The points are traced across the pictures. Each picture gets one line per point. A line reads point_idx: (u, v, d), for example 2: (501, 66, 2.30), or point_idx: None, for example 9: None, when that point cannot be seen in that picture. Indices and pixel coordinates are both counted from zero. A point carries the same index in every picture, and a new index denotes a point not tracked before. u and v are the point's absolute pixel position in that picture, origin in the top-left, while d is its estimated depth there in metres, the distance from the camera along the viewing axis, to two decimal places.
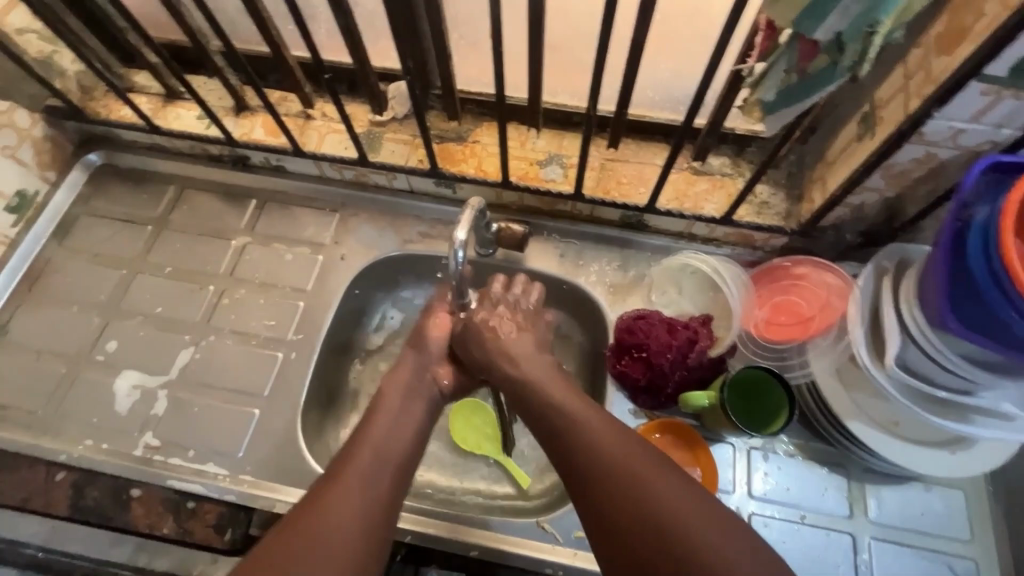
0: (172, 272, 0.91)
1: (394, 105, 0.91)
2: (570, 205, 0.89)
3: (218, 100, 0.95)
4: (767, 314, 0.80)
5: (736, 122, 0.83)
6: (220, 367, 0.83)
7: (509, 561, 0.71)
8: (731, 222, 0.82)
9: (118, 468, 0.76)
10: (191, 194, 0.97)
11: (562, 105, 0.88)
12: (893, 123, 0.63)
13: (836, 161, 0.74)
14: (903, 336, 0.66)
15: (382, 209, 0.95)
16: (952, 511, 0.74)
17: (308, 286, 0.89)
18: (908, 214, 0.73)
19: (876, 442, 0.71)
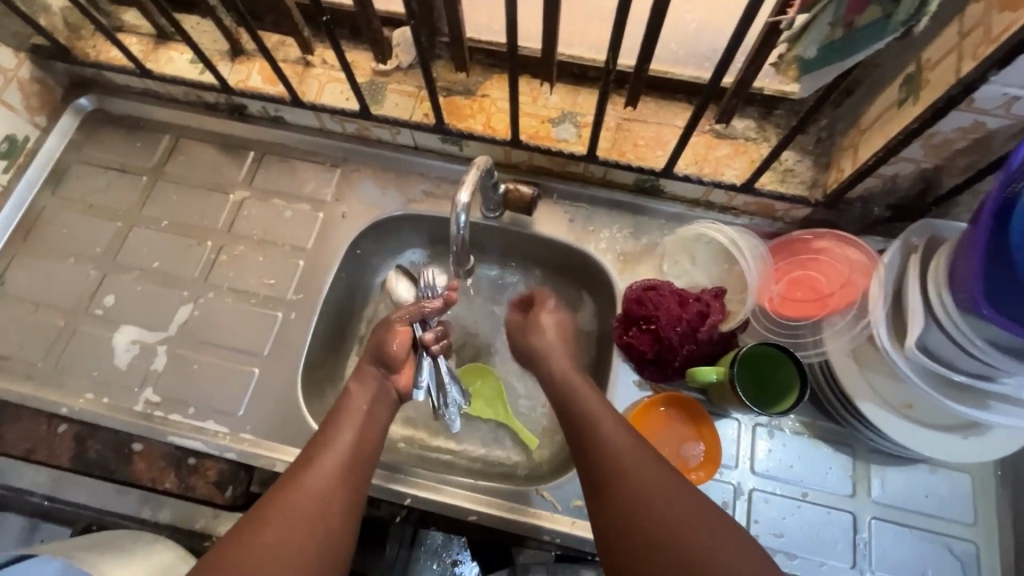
0: (169, 226, 0.88)
1: (398, 53, 0.86)
2: (583, 166, 0.84)
3: (212, 43, 0.90)
4: (784, 290, 0.77)
5: (763, 81, 0.77)
6: (219, 324, 0.82)
7: (507, 527, 0.71)
8: (753, 190, 0.78)
9: (117, 422, 0.75)
10: (187, 144, 0.93)
11: (578, 58, 0.82)
12: (941, 87, 0.57)
13: (871, 127, 0.69)
14: (928, 318, 0.63)
15: (385, 165, 0.91)
16: (956, 494, 0.73)
17: (308, 244, 0.86)
18: (944, 188, 0.69)
19: (886, 424, 0.69)
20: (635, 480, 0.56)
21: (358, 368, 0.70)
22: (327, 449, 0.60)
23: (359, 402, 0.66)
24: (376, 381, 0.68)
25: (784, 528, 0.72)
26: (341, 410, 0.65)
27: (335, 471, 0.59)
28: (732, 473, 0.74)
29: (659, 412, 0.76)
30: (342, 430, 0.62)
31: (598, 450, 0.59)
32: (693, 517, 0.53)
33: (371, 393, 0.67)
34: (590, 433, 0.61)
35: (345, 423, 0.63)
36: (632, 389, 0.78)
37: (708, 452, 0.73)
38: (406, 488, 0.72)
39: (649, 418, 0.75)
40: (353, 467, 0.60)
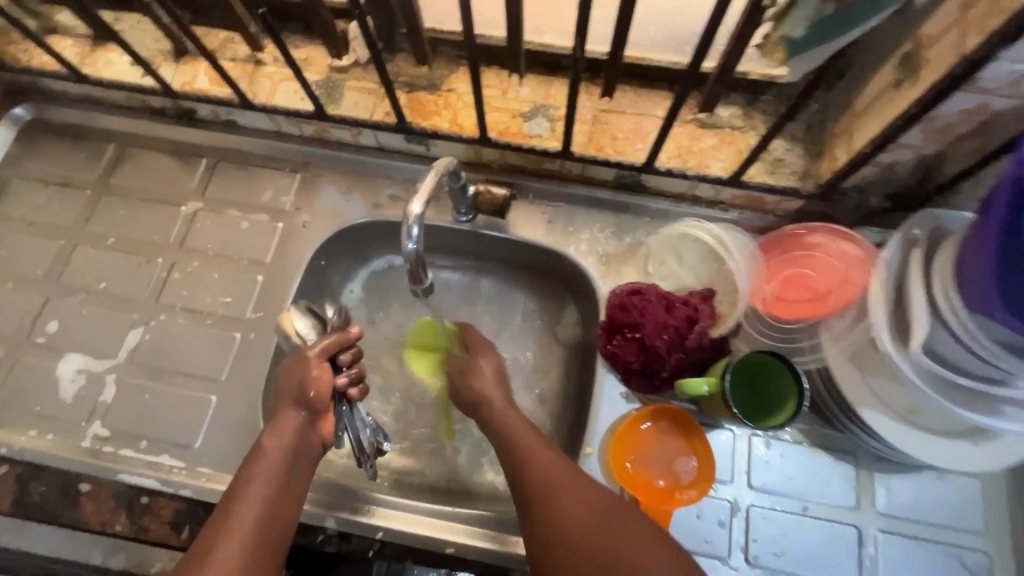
0: (116, 244, 0.82)
1: (355, 48, 0.79)
2: (559, 163, 0.78)
3: (153, 43, 0.83)
4: (777, 289, 0.71)
5: (749, 65, 0.70)
6: (172, 348, 0.76)
7: (488, 559, 0.66)
8: (741, 183, 0.72)
9: (62, 461, 0.69)
10: (133, 153, 0.87)
11: (549, 46, 0.75)
12: (943, 66, 0.52)
13: (866, 112, 0.63)
14: (934, 319, 0.58)
15: (347, 169, 0.84)
16: (966, 501, 0.68)
17: (267, 258, 0.80)
18: (946, 175, 0.64)
19: (890, 431, 0.64)
20: (570, 509, 0.57)
21: (277, 410, 0.61)
22: (239, 518, 0.53)
23: (270, 460, 0.57)
24: (295, 430, 0.60)
25: (785, 547, 0.67)
26: (251, 470, 0.57)
27: (245, 547, 0.52)
28: (727, 488, 0.69)
29: (644, 429, 0.70)
30: (249, 500, 0.54)
31: (536, 477, 0.60)
32: (630, 539, 0.54)
33: (288, 442, 0.59)
34: (528, 460, 0.61)
35: (252, 488, 0.55)
36: (619, 402, 0.73)
37: (702, 470, 0.68)
38: (378, 520, 0.67)
39: (632, 435, 0.70)
40: (274, 524, 0.54)
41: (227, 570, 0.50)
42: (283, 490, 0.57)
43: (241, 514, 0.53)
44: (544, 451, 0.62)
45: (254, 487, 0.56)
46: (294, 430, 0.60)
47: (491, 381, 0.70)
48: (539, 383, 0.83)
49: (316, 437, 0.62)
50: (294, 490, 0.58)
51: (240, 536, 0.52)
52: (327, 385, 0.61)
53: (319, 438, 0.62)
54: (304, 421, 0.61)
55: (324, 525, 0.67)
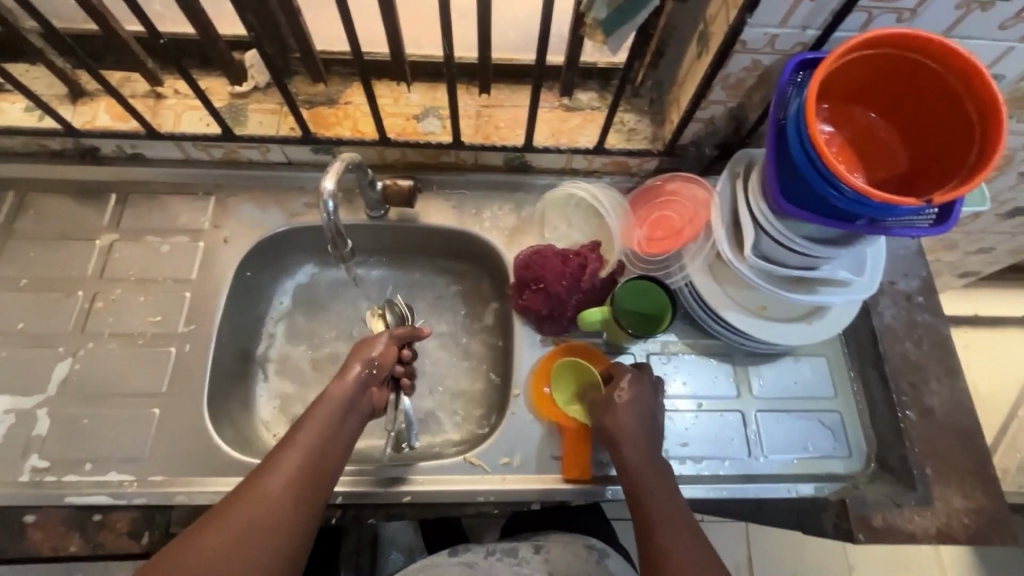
0: (30, 284, 0.82)
1: (253, 74, 0.87)
2: (454, 155, 0.90)
3: (48, 88, 0.86)
4: (648, 231, 0.87)
5: (594, 57, 0.88)
6: (105, 373, 0.78)
7: (443, 500, 0.74)
8: (605, 150, 0.87)
9: (1, 498, 0.69)
10: (37, 197, 0.88)
11: (429, 56, 0.88)
12: (720, 35, 0.69)
13: (684, 80, 0.81)
14: (756, 227, 0.75)
15: (261, 185, 0.91)
16: (818, 374, 0.86)
17: (193, 275, 0.84)
18: (750, 122, 0.82)
19: (748, 326, 0.80)
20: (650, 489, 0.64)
21: (342, 367, 0.69)
22: (284, 452, 0.60)
23: (334, 401, 0.65)
24: (356, 380, 0.68)
25: (689, 437, 0.81)
26: (314, 408, 0.64)
27: (300, 469, 0.59)
28: None
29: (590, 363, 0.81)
30: (308, 429, 0.62)
31: (623, 444, 0.66)
32: (678, 526, 0.61)
33: (350, 389, 0.67)
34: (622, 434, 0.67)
35: (308, 427, 0.62)
36: (537, 346, 0.84)
37: None
38: (336, 487, 0.73)
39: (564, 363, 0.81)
40: (320, 458, 0.61)
41: (281, 486, 0.58)
42: (338, 427, 0.64)
43: (303, 443, 0.61)
44: (638, 424, 0.68)
45: (313, 422, 0.63)
46: (354, 388, 0.67)
47: (631, 391, 0.69)
48: (468, 350, 0.92)
49: (370, 394, 0.70)
50: (352, 426, 0.66)
51: (299, 455, 0.60)
52: (390, 358, 0.73)
53: (370, 399, 0.70)
54: (364, 378, 0.69)
55: None
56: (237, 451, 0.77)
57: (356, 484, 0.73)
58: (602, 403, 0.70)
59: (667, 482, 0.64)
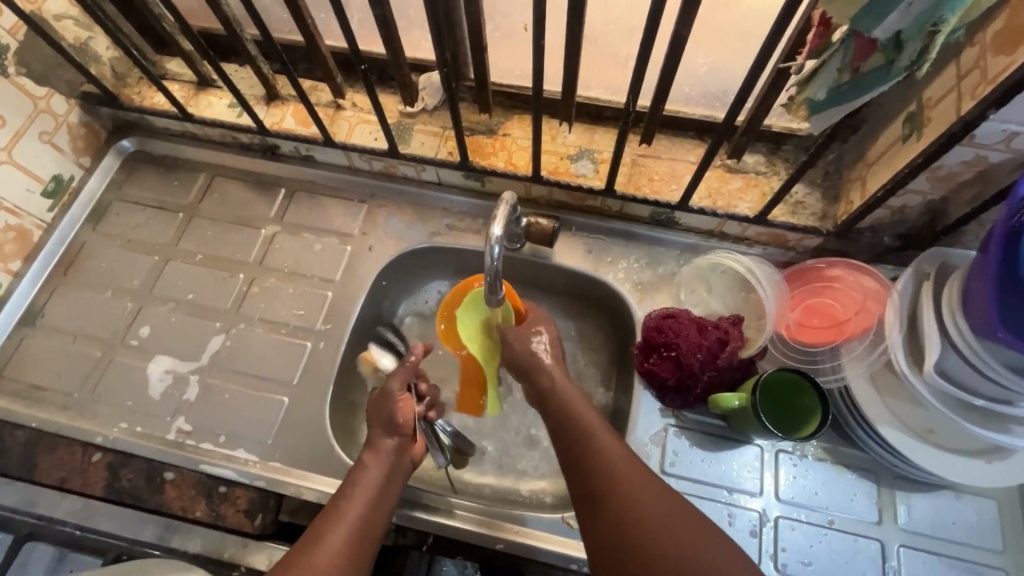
0: (203, 260, 0.92)
1: (425, 96, 0.91)
2: (600, 201, 0.88)
3: (250, 89, 0.96)
4: (800, 316, 0.79)
5: (772, 119, 0.82)
6: (249, 354, 0.84)
7: (535, 556, 0.71)
8: (765, 221, 0.81)
9: (151, 451, 0.77)
10: (221, 182, 0.98)
11: (595, 99, 0.87)
12: (944, 123, 0.61)
13: (877, 162, 0.72)
14: (944, 342, 0.65)
15: (410, 201, 0.95)
16: (984, 520, 0.73)
17: (336, 277, 0.90)
18: (950, 218, 0.72)
19: (910, 449, 0.69)
20: (640, 492, 0.58)
21: (372, 436, 0.70)
22: (331, 525, 0.60)
23: (373, 472, 0.66)
24: (392, 450, 0.68)
25: (813, 557, 0.72)
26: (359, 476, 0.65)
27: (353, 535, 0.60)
28: (756, 500, 0.74)
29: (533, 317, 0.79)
30: (355, 500, 0.63)
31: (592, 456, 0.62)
32: (685, 521, 0.56)
33: (386, 462, 0.67)
34: (591, 446, 0.62)
35: (355, 496, 0.64)
36: (655, 415, 0.79)
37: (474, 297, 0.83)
38: (435, 517, 0.72)
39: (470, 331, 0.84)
40: (365, 531, 0.61)
41: (331, 556, 0.58)
42: (384, 493, 0.65)
43: (348, 513, 0.62)
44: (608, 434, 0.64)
45: (359, 492, 0.64)
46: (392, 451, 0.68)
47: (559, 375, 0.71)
48: None
49: (410, 453, 0.70)
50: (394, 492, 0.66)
51: (345, 530, 0.60)
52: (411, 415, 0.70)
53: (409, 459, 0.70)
54: (394, 449, 0.68)
55: None
56: (347, 454, 0.80)
57: (451, 518, 0.72)
58: (543, 391, 0.70)
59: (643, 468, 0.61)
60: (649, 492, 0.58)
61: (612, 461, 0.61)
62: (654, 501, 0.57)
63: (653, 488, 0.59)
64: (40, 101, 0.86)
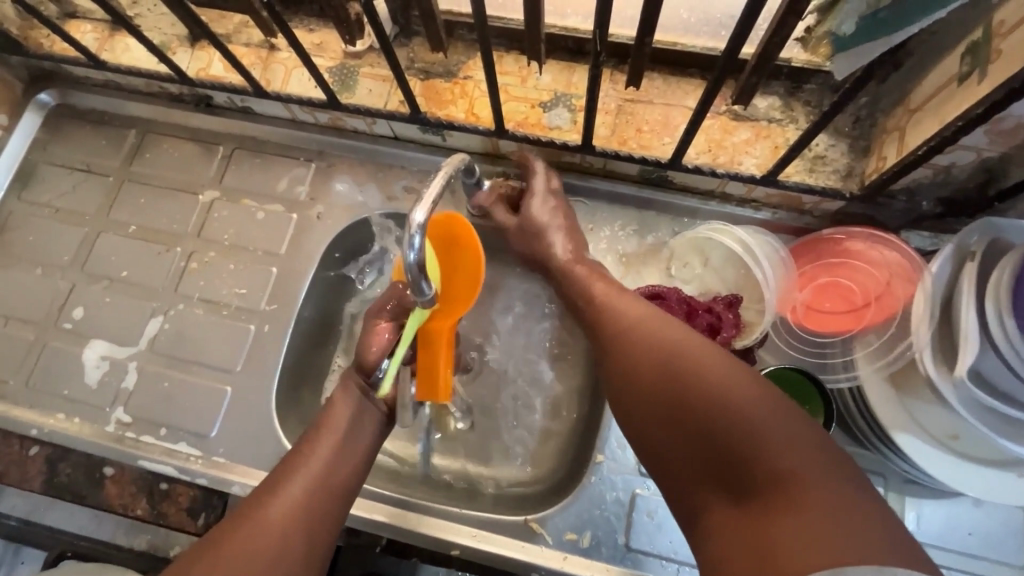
0: (136, 231, 0.83)
1: (370, 32, 0.76)
2: (579, 157, 0.74)
3: (170, 28, 0.82)
4: (809, 298, 0.67)
5: (791, 52, 0.65)
6: (190, 338, 0.77)
7: (494, 562, 0.66)
8: (775, 183, 0.67)
9: (88, 444, 0.72)
10: (154, 140, 0.87)
11: (572, 30, 0.71)
12: (1016, 60, 0.45)
13: (922, 108, 0.57)
14: (983, 342, 0.53)
15: (363, 158, 0.82)
16: (1005, 532, 0.64)
17: (281, 249, 0.80)
18: (1011, 180, 0.57)
19: (928, 460, 0.59)
20: (654, 332, 0.53)
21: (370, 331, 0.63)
22: (298, 467, 0.54)
23: (343, 409, 0.59)
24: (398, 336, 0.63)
25: None
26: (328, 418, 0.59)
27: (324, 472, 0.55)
28: None
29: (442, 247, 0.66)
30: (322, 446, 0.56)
31: (612, 319, 0.57)
32: (704, 362, 0.47)
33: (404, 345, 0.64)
34: (608, 306, 0.59)
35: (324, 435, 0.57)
36: None
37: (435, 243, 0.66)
38: (386, 520, 0.67)
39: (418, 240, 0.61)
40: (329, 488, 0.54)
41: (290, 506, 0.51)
42: (354, 442, 0.58)
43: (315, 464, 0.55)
44: (630, 300, 0.58)
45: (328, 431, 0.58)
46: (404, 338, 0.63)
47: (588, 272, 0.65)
48: (553, 386, 0.79)
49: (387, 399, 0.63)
50: (364, 437, 0.59)
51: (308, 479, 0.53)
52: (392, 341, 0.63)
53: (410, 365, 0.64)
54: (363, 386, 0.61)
55: None
56: None
57: (404, 521, 0.66)
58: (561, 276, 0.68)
59: (663, 321, 0.53)
60: (665, 329, 0.52)
61: (632, 320, 0.55)
62: (669, 342, 0.50)
63: (676, 330, 0.51)
64: None
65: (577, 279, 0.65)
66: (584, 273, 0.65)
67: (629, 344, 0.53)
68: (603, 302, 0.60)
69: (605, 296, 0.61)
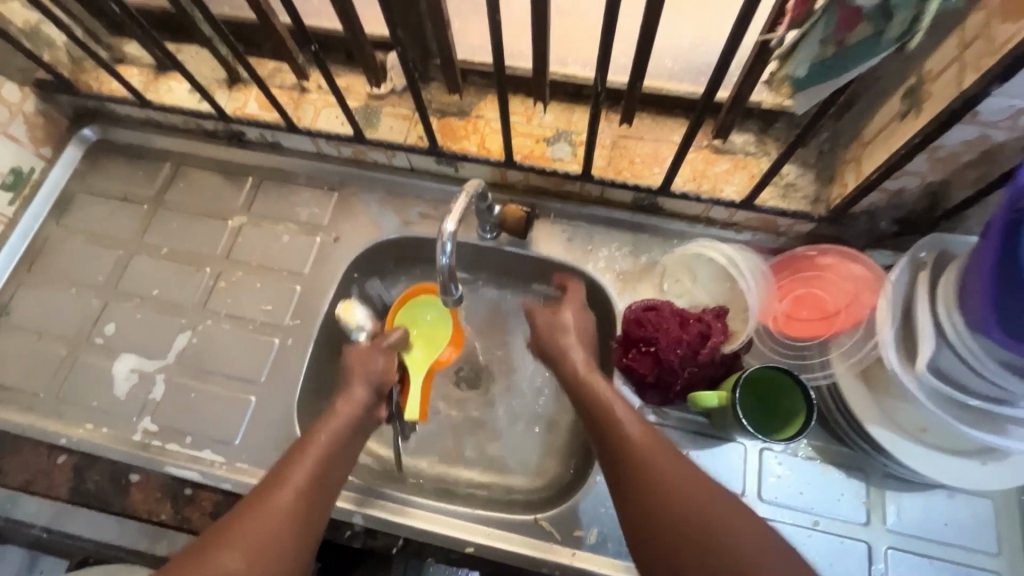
0: (168, 253, 0.89)
1: (392, 77, 0.86)
2: (579, 186, 0.83)
3: (210, 72, 0.91)
4: (788, 308, 0.75)
5: (762, 96, 0.76)
6: (216, 352, 0.82)
7: (507, 559, 0.69)
8: (753, 207, 0.76)
9: (115, 452, 0.75)
10: (187, 171, 0.95)
11: (572, 77, 0.81)
12: (943, 99, 0.55)
13: (873, 141, 0.67)
14: (938, 338, 0.60)
15: (381, 188, 0.90)
16: (978, 522, 0.69)
17: (305, 269, 0.86)
18: (953, 201, 0.66)
19: (898, 448, 0.66)
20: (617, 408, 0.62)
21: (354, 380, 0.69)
22: (289, 469, 0.59)
23: (340, 417, 0.64)
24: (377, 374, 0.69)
25: None
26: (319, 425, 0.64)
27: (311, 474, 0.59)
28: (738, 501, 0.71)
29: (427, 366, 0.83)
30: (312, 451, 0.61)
31: (578, 379, 0.66)
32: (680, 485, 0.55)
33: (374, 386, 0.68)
34: (578, 369, 0.67)
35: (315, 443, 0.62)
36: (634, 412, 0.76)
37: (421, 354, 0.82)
38: (404, 519, 0.70)
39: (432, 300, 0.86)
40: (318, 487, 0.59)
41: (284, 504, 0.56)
42: (341, 449, 0.63)
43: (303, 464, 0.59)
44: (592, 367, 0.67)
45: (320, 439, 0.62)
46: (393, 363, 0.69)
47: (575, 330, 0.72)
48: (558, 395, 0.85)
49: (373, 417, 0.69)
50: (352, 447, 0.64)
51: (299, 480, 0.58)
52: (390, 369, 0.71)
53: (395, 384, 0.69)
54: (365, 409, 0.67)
55: (350, 522, 0.71)
56: None
57: (421, 521, 0.70)
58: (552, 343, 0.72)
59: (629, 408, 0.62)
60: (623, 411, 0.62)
61: (596, 390, 0.64)
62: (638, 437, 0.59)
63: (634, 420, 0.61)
64: None
65: (571, 356, 0.69)
66: (567, 330, 0.72)
67: (604, 408, 0.62)
68: (574, 365, 0.68)
69: (576, 359, 0.69)
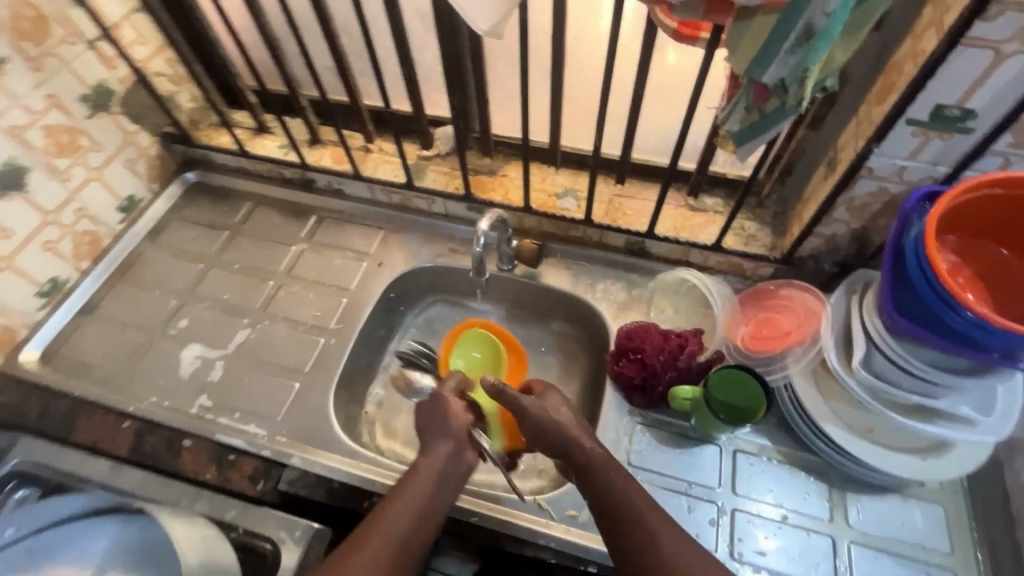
0: (240, 268, 1.07)
1: (439, 144, 1.10)
2: (582, 230, 1.03)
3: (298, 134, 1.16)
4: (752, 329, 0.90)
5: (725, 168, 0.98)
6: (270, 346, 0.97)
7: (507, 530, 0.77)
8: (721, 249, 0.94)
9: (174, 420, 0.87)
10: (263, 209, 1.16)
11: (579, 149, 1.05)
12: (847, 161, 0.76)
13: (809, 198, 0.87)
14: (868, 343, 0.75)
15: (420, 228, 1.11)
16: (931, 524, 0.77)
17: (352, 286, 1.04)
18: (875, 244, 0.84)
19: (848, 442, 0.78)
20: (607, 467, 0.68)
21: (429, 440, 0.76)
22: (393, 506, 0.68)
23: (435, 462, 0.73)
24: (450, 452, 0.74)
25: (767, 548, 0.76)
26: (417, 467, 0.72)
27: (408, 520, 0.67)
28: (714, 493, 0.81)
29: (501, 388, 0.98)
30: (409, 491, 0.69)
31: (567, 441, 0.72)
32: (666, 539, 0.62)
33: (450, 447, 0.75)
34: (557, 429, 0.73)
35: (408, 490, 0.69)
36: (624, 414, 0.88)
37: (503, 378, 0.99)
38: None
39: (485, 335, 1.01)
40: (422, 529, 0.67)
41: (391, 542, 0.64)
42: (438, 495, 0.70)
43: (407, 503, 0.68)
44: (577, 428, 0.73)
45: (411, 486, 0.70)
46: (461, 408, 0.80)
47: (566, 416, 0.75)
48: None
49: (464, 460, 0.75)
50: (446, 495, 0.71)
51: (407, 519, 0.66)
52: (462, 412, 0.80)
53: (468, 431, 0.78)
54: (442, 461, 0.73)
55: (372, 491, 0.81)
56: (345, 436, 0.89)
57: None
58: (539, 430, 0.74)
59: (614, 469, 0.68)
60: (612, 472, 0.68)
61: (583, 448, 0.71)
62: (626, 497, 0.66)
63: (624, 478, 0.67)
64: (131, 135, 1.06)
65: (558, 434, 0.73)
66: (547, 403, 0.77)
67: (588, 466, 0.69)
68: (558, 432, 0.73)
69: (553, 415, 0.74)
